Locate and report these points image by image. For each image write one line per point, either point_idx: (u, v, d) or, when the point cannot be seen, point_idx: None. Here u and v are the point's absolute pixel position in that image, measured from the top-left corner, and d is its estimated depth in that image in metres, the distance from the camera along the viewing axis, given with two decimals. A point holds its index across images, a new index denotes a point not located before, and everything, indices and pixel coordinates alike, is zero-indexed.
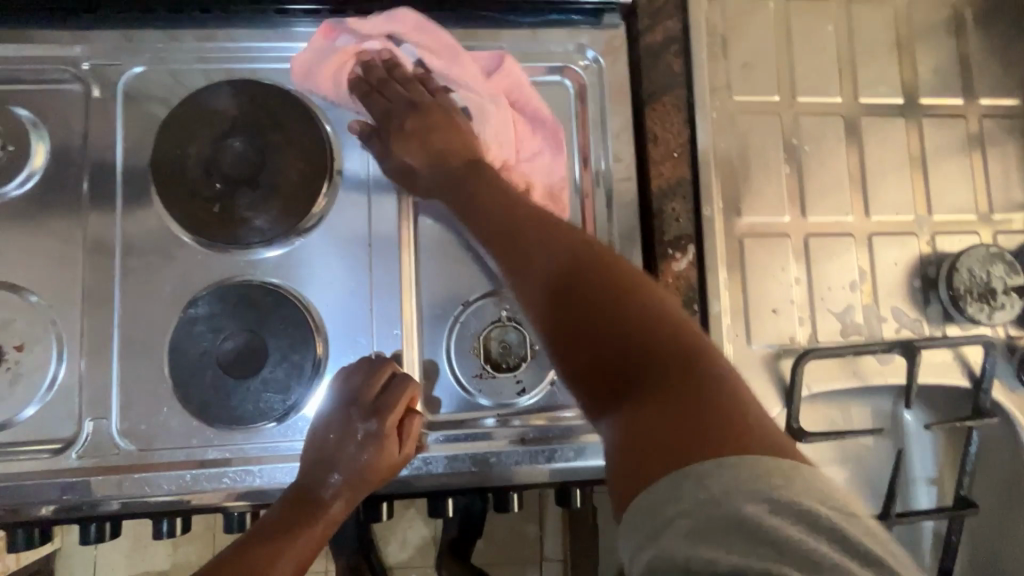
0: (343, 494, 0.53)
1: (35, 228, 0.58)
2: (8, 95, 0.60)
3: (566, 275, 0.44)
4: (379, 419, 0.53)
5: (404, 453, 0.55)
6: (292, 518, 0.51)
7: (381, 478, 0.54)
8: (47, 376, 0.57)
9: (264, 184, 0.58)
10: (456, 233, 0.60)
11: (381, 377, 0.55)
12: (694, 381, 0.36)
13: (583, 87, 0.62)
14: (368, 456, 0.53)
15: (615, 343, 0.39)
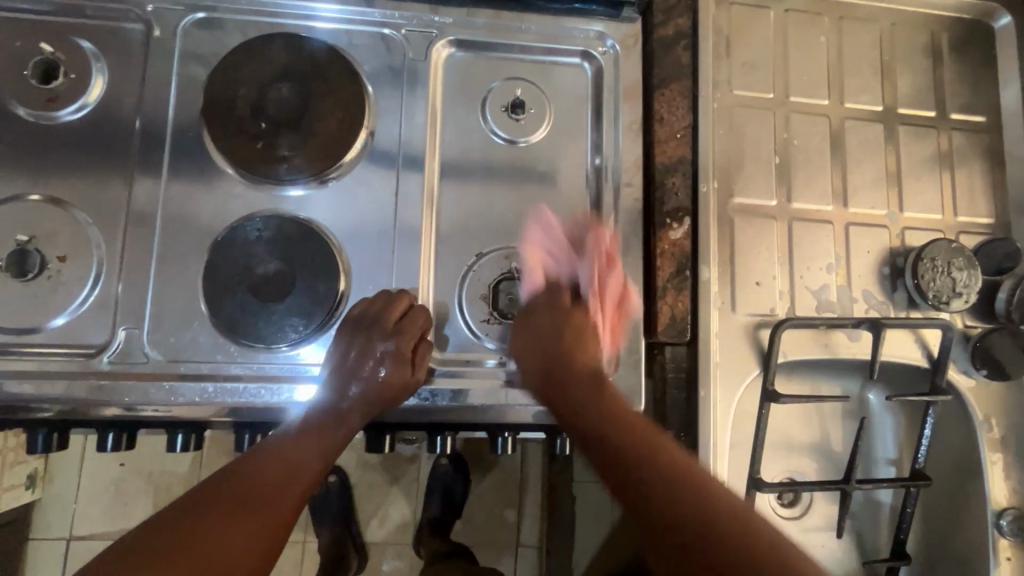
0: (359, 407, 0.58)
1: (87, 149, 0.63)
2: (74, 27, 0.64)
3: (597, 423, 0.54)
4: (400, 342, 0.59)
5: (417, 376, 0.60)
6: (318, 428, 0.56)
7: (397, 397, 0.60)
8: (79, 296, 0.60)
9: (305, 127, 0.63)
10: (476, 190, 0.66)
11: (401, 306, 0.60)
12: (711, 506, 0.44)
13: (599, 71, 0.69)
14: (388, 377, 0.59)
15: (647, 475, 0.48)
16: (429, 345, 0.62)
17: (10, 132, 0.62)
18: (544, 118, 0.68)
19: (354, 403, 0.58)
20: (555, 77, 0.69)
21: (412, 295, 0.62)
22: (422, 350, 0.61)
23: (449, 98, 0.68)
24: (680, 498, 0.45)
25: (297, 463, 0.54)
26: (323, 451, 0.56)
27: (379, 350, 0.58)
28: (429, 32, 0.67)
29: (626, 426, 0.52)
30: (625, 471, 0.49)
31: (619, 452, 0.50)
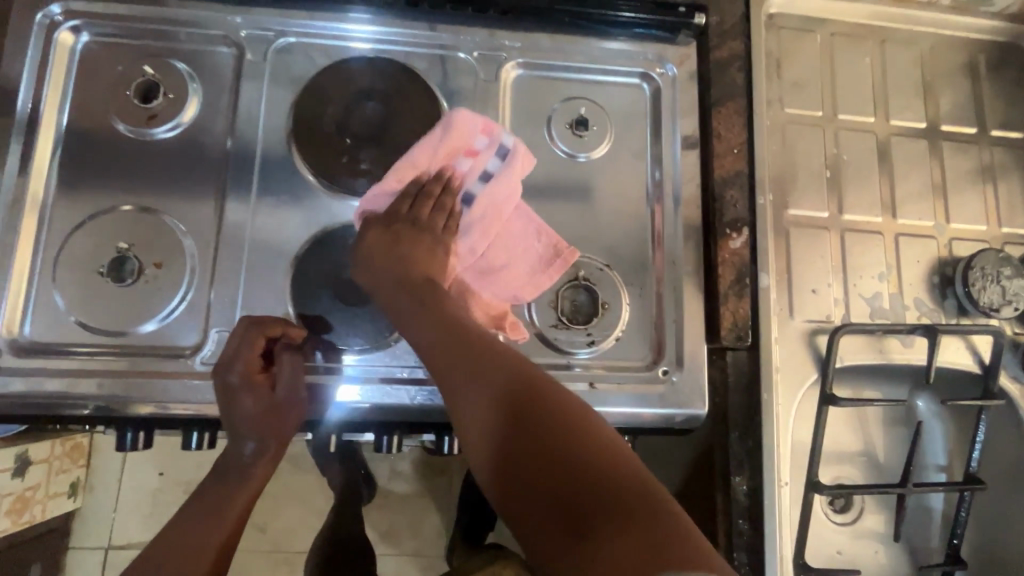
0: (260, 444, 0.63)
1: (181, 163, 0.67)
2: (169, 50, 0.69)
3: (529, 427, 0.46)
4: (248, 370, 0.61)
5: (284, 390, 0.62)
6: (232, 465, 0.64)
7: (272, 417, 0.62)
8: (166, 307, 0.63)
9: (386, 143, 0.66)
10: (541, 202, 0.71)
11: (243, 338, 0.61)
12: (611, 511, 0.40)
13: (658, 91, 0.73)
14: (252, 406, 0.61)
15: (551, 489, 0.42)
16: (293, 359, 0.62)
17: (110, 149, 0.66)
18: (607, 135, 0.72)
19: (245, 439, 0.63)
20: (617, 96, 0.73)
21: (269, 320, 0.62)
22: (284, 371, 0.62)
23: (517, 116, 0.72)
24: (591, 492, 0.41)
25: (230, 498, 0.64)
26: (245, 482, 0.64)
27: (232, 385, 0.61)
28: (499, 55, 0.72)
29: (529, 408, 0.47)
30: (526, 480, 0.43)
31: (526, 456, 0.44)
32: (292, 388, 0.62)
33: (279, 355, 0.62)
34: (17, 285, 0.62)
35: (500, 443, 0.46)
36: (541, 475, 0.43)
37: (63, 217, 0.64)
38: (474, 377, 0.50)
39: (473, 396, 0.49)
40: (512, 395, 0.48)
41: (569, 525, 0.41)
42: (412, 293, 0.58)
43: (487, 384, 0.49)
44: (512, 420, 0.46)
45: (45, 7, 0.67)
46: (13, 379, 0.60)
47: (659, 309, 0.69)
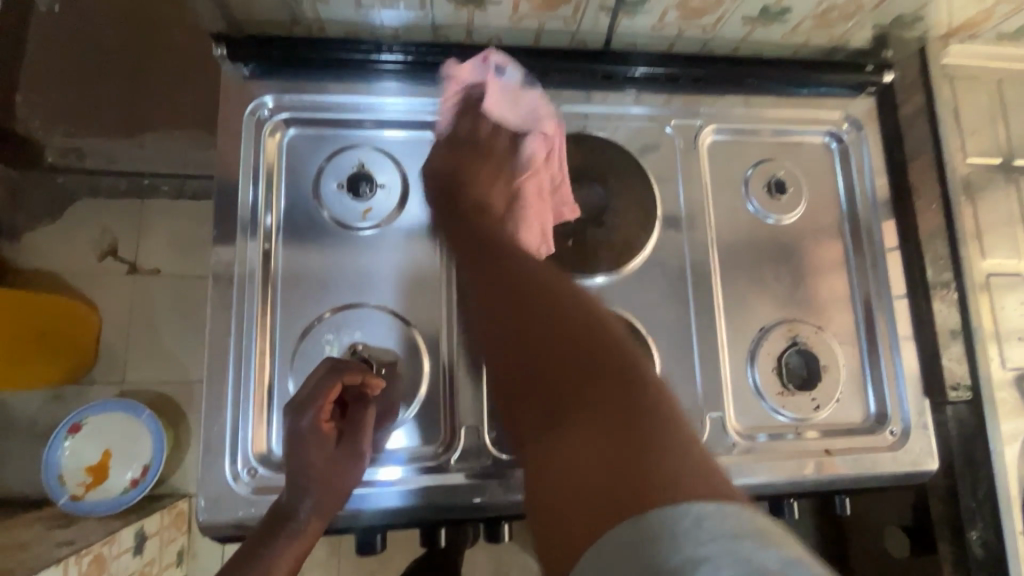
0: (315, 510, 0.55)
1: (401, 253, 0.65)
2: (374, 140, 0.68)
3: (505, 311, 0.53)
4: (319, 415, 0.58)
5: (354, 441, 0.58)
6: (268, 534, 0.55)
7: (337, 475, 0.57)
8: (408, 408, 0.62)
9: (608, 222, 0.68)
10: (749, 266, 0.71)
11: (323, 381, 0.57)
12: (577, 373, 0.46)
13: (845, 148, 0.74)
14: (313, 456, 0.57)
15: (596, 426, 0.42)
16: (366, 409, 0.59)
17: (327, 245, 0.64)
18: (803, 196, 0.73)
19: (297, 500, 0.55)
20: (806, 157, 0.75)
21: (352, 366, 0.58)
22: (354, 421, 0.59)
23: (715, 181, 0.72)
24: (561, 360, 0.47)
25: (275, 564, 0.54)
26: (280, 558, 0.54)
27: (299, 431, 0.58)
28: (695, 124, 0.73)
29: (578, 355, 0.47)
30: (569, 408, 0.45)
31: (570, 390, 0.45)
32: (363, 443, 0.58)
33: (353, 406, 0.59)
34: (259, 395, 0.60)
35: (543, 376, 0.48)
36: (581, 409, 0.44)
37: (293, 319, 0.62)
38: (524, 313, 0.52)
39: (524, 330, 0.51)
40: (570, 340, 0.48)
41: (573, 450, 0.43)
42: (477, 257, 0.58)
43: (548, 324, 0.49)
44: (568, 370, 0.46)
45: (254, 100, 0.65)
46: (273, 498, 0.57)
47: (875, 367, 0.70)
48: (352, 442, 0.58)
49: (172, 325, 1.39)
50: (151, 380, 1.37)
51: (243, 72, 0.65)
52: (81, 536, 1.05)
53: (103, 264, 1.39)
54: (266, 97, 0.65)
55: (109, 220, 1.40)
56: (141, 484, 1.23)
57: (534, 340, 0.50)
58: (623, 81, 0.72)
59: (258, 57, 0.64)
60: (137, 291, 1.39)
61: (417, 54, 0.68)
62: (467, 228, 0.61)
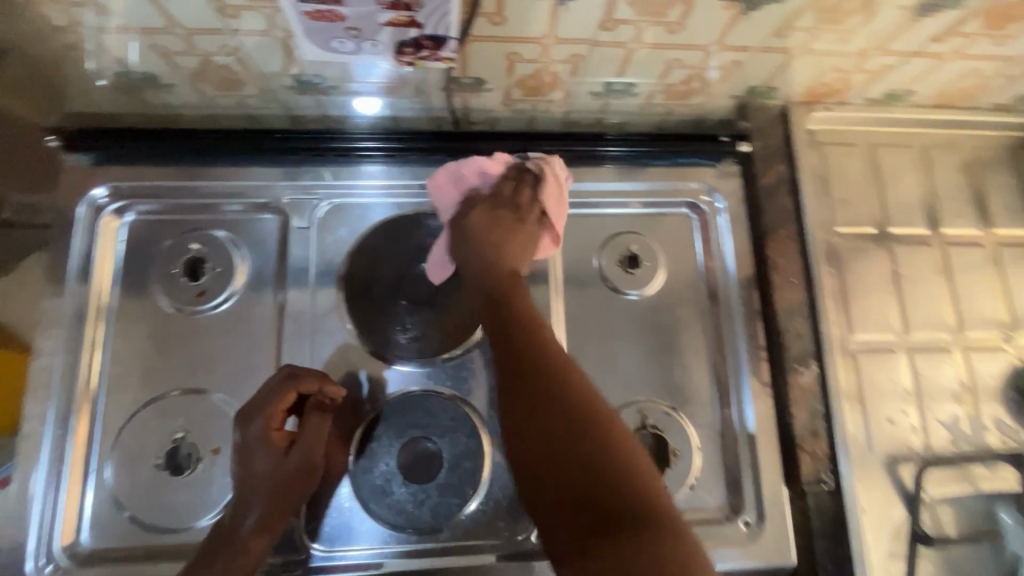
0: (261, 527, 0.56)
1: (232, 336, 0.65)
2: (213, 221, 0.69)
3: (541, 375, 0.48)
4: (270, 423, 0.58)
5: (305, 450, 0.58)
6: (207, 560, 0.54)
7: (285, 486, 0.57)
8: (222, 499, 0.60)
9: (441, 303, 0.67)
10: (601, 343, 0.68)
11: (277, 386, 0.59)
12: (602, 472, 0.43)
13: (705, 220, 0.73)
14: (260, 464, 0.57)
15: (669, 552, 0.40)
16: (320, 416, 0.59)
17: (156, 331, 0.64)
18: (659, 270, 0.71)
19: (243, 513, 0.56)
20: (666, 229, 0.73)
21: (308, 373, 0.60)
22: (307, 429, 0.59)
23: (566, 257, 0.71)
24: (592, 452, 0.44)
25: None
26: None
27: (248, 442, 0.57)
28: None
29: (597, 447, 0.44)
30: (631, 539, 0.40)
31: (661, 525, 0.41)
32: (315, 453, 0.58)
33: (307, 413, 0.59)
34: (72, 485, 0.60)
35: (576, 501, 0.43)
36: (645, 546, 0.40)
37: (114, 410, 0.62)
38: (606, 449, 0.44)
39: (588, 443, 0.44)
40: (591, 475, 0.43)
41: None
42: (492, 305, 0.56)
43: (599, 435, 0.45)
44: (624, 489, 0.43)
45: (85, 196, 0.67)
46: None
47: (733, 451, 0.66)
48: (302, 451, 0.58)
49: None
50: None
51: (86, 161, 0.67)
52: None
53: None
54: (102, 185, 0.67)
55: None
56: None
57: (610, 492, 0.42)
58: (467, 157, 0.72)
59: (96, 147, 0.67)
60: None
61: (255, 138, 0.69)
62: (478, 290, 0.58)
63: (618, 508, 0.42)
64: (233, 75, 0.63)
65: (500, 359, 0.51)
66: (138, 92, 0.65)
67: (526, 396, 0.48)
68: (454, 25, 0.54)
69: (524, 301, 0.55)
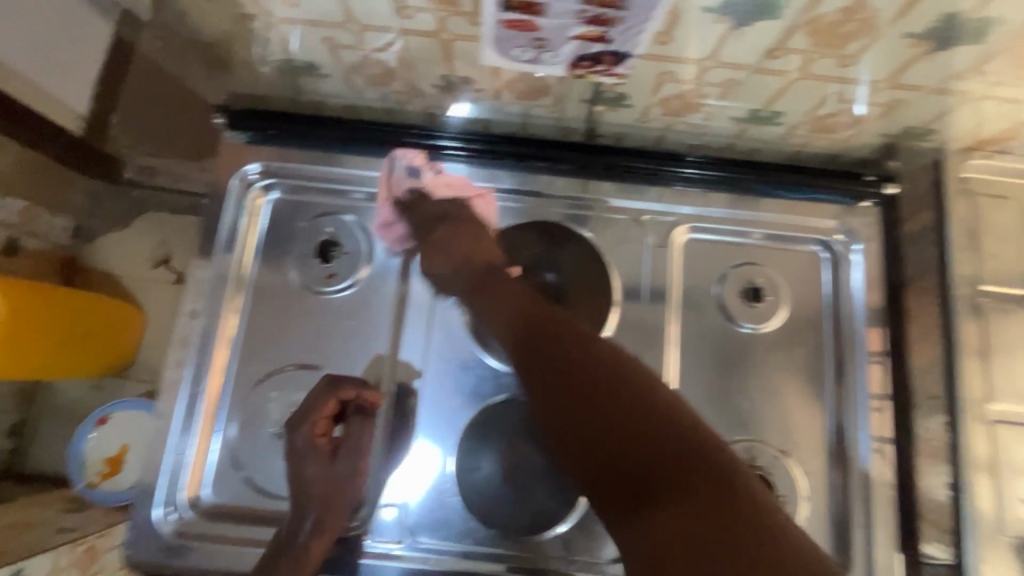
0: (319, 530, 0.59)
1: (355, 320, 0.67)
2: (348, 206, 0.72)
3: (561, 357, 0.52)
4: (314, 431, 0.61)
5: (348, 455, 0.62)
6: (270, 563, 0.57)
7: (338, 491, 0.60)
8: None
9: (559, 316, 0.65)
10: (714, 373, 0.67)
11: (320, 395, 0.61)
12: (641, 433, 0.46)
13: (839, 260, 0.70)
14: (309, 471, 0.61)
15: (730, 493, 0.42)
16: (361, 421, 0.63)
17: (286, 306, 0.68)
18: (783, 306, 0.69)
19: (301, 518, 0.59)
20: (795, 265, 0.70)
21: (347, 380, 0.62)
22: (350, 435, 0.62)
23: (686, 281, 0.69)
24: (625, 415, 0.47)
25: None
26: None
27: (297, 448, 0.61)
28: (669, 220, 0.71)
29: (631, 405, 0.47)
30: (683, 485, 0.43)
31: (697, 463, 0.44)
32: (361, 459, 0.62)
33: (349, 419, 0.63)
34: (201, 438, 0.64)
35: (620, 463, 0.46)
36: (683, 485, 0.43)
37: (244, 373, 0.66)
38: (617, 406, 0.48)
39: (620, 407, 0.48)
40: (631, 440, 0.46)
41: (674, 527, 0.42)
42: (494, 294, 0.60)
43: (629, 397, 0.48)
44: (666, 441, 0.45)
45: (240, 168, 0.71)
46: (193, 545, 0.61)
47: (842, 506, 0.64)
48: (348, 456, 0.62)
49: None
50: None
51: (240, 138, 0.72)
52: None
53: None
54: (253, 162, 0.71)
55: None
56: None
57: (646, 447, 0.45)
58: (600, 169, 0.71)
59: (255, 127, 0.72)
60: None
61: (400, 133, 0.73)
62: (477, 286, 0.62)
63: (669, 460, 0.44)
64: (388, 72, 0.66)
65: (523, 350, 0.56)
66: (297, 80, 0.69)
67: (549, 384, 0.52)
68: (640, 46, 0.54)
69: (511, 284, 0.61)
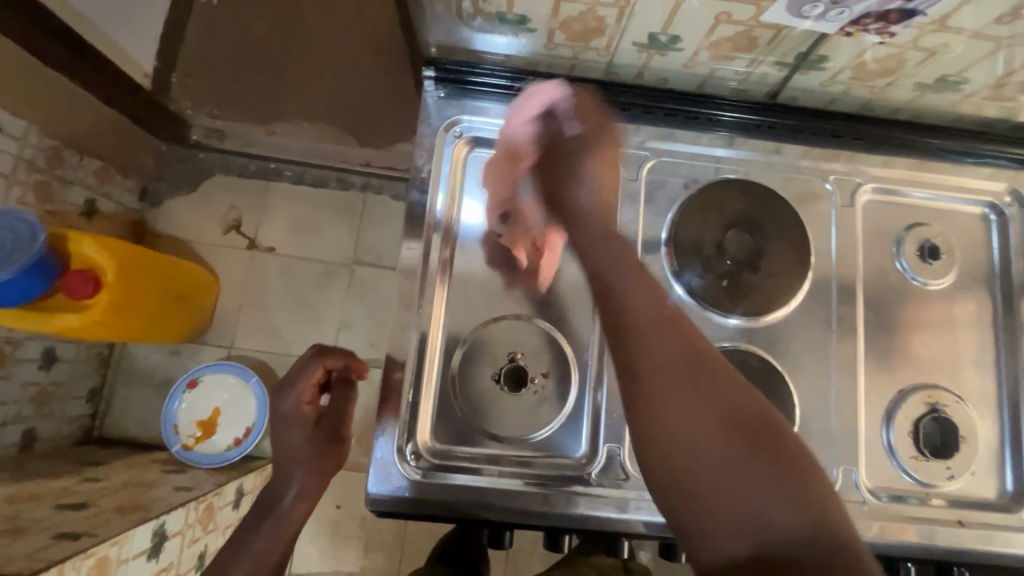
0: (298, 497, 0.69)
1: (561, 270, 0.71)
2: None
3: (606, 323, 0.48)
4: (300, 398, 0.71)
5: (324, 422, 0.72)
6: (262, 515, 0.69)
7: (321, 453, 0.71)
8: (555, 414, 0.68)
9: (764, 268, 0.70)
10: (894, 325, 0.72)
11: (308, 364, 0.72)
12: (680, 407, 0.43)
13: (1005, 219, 0.75)
14: (296, 432, 0.70)
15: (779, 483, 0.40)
16: (345, 389, 0.73)
17: (493, 259, 0.71)
18: (956, 263, 0.73)
19: (287, 484, 0.70)
20: (963, 224, 0.76)
21: (332, 352, 0.73)
22: (333, 403, 0.73)
23: (867, 239, 0.74)
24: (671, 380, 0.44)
25: (271, 545, 0.67)
26: (274, 538, 0.67)
27: (287, 411, 0.71)
28: (854, 181, 0.75)
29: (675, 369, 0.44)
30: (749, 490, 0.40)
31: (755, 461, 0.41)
32: (340, 424, 0.72)
33: (334, 387, 0.73)
34: (427, 378, 0.68)
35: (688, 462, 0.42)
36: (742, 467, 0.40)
37: (459, 324, 0.69)
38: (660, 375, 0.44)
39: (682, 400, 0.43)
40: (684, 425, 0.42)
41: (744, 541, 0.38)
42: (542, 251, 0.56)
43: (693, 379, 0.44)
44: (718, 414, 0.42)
45: (440, 117, 0.73)
46: (431, 485, 0.65)
47: (1013, 445, 0.70)
48: (329, 420, 0.72)
49: (280, 300, 1.55)
50: (256, 349, 1.52)
51: (439, 95, 0.73)
52: (191, 483, 1.17)
53: (226, 237, 1.56)
54: (459, 117, 0.73)
55: (235, 198, 1.58)
56: (243, 444, 1.35)
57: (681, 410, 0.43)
58: (785, 133, 0.76)
59: (453, 79, 0.73)
60: (254, 264, 1.56)
61: (596, 90, 0.74)
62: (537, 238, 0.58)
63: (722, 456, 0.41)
64: (599, 28, 0.67)
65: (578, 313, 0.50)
66: (500, 34, 0.69)
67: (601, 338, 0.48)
68: (937, 4, 0.58)
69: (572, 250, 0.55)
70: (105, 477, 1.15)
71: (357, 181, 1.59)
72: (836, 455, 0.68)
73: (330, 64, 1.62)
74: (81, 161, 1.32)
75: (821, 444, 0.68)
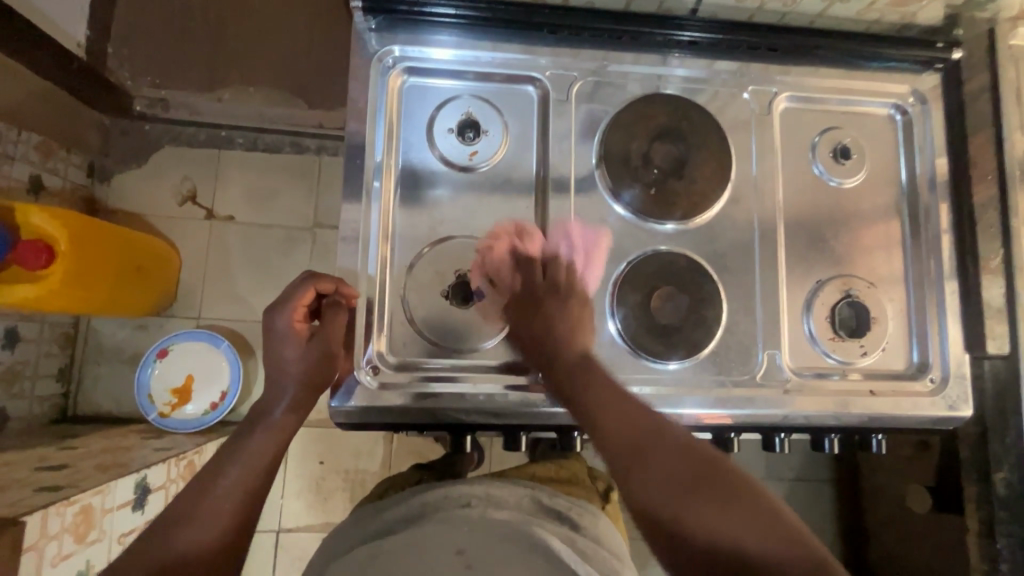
0: (287, 411, 0.68)
1: (500, 191, 0.75)
2: (476, 89, 0.77)
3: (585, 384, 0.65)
4: (292, 317, 0.70)
5: (314, 342, 0.69)
6: (237, 436, 0.66)
7: (308, 372, 0.69)
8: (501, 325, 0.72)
9: (688, 175, 0.75)
10: (811, 223, 0.78)
11: (301, 285, 0.70)
12: (631, 439, 0.59)
13: (908, 119, 0.81)
14: (286, 349, 0.70)
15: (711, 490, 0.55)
16: (336, 312, 0.69)
17: (433, 184, 0.74)
18: (865, 161, 0.79)
19: (275, 397, 0.69)
20: (871, 126, 0.81)
21: (326, 275, 0.70)
22: (324, 325, 0.69)
23: (784, 145, 0.79)
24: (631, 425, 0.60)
25: (243, 468, 0.63)
26: (241, 464, 0.63)
27: (277, 329, 0.70)
28: (770, 90, 0.80)
29: (633, 418, 0.61)
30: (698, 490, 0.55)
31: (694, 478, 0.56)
32: (329, 346, 0.69)
33: (325, 311, 0.70)
34: (380, 300, 0.72)
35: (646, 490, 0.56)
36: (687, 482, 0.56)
37: (408, 247, 0.73)
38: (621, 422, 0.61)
39: (639, 439, 0.59)
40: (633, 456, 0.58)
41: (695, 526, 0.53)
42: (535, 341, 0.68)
43: (655, 429, 0.60)
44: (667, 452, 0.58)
45: (373, 49, 0.75)
46: (388, 397, 0.69)
47: (917, 322, 0.78)
48: (320, 341, 0.69)
49: (244, 267, 1.55)
50: (225, 316, 1.53)
51: (371, 27, 0.74)
52: (171, 445, 1.20)
53: (183, 209, 1.55)
54: (392, 48, 0.75)
55: (187, 168, 1.57)
56: (220, 407, 1.38)
57: (629, 441, 0.59)
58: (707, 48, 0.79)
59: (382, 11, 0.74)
60: (213, 233, 1.55)
61: (521, 14, 0.75)
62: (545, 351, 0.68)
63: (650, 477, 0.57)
64: None
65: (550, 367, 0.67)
66: None
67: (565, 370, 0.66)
68: None
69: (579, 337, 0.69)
70: (82, 446, 1.16)
71: (311, 144, 1.60)
72: (762, 342, 0.75)
73: (271, 26, 1.58)
74: (20, 137, 1.28)
75: (748, 333, 0.75)
